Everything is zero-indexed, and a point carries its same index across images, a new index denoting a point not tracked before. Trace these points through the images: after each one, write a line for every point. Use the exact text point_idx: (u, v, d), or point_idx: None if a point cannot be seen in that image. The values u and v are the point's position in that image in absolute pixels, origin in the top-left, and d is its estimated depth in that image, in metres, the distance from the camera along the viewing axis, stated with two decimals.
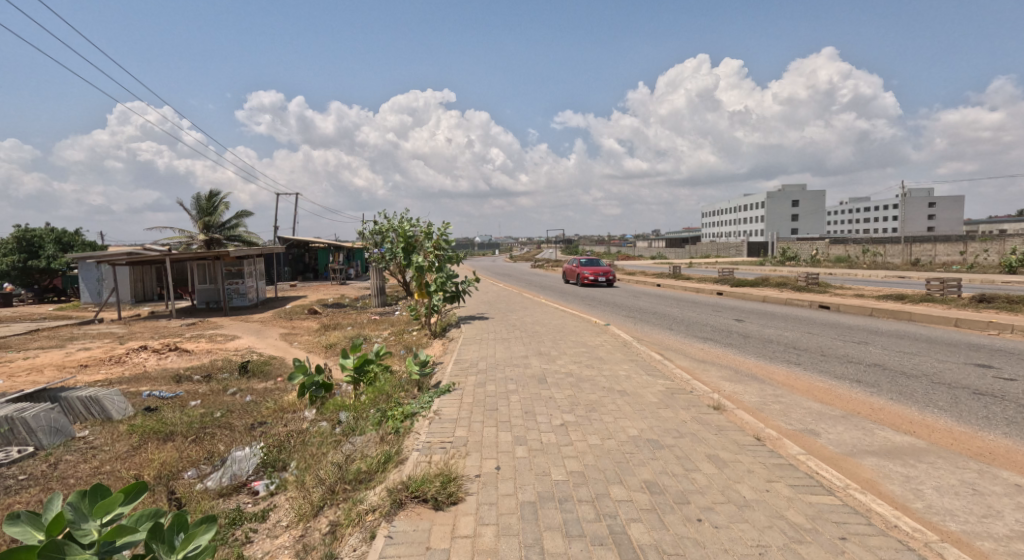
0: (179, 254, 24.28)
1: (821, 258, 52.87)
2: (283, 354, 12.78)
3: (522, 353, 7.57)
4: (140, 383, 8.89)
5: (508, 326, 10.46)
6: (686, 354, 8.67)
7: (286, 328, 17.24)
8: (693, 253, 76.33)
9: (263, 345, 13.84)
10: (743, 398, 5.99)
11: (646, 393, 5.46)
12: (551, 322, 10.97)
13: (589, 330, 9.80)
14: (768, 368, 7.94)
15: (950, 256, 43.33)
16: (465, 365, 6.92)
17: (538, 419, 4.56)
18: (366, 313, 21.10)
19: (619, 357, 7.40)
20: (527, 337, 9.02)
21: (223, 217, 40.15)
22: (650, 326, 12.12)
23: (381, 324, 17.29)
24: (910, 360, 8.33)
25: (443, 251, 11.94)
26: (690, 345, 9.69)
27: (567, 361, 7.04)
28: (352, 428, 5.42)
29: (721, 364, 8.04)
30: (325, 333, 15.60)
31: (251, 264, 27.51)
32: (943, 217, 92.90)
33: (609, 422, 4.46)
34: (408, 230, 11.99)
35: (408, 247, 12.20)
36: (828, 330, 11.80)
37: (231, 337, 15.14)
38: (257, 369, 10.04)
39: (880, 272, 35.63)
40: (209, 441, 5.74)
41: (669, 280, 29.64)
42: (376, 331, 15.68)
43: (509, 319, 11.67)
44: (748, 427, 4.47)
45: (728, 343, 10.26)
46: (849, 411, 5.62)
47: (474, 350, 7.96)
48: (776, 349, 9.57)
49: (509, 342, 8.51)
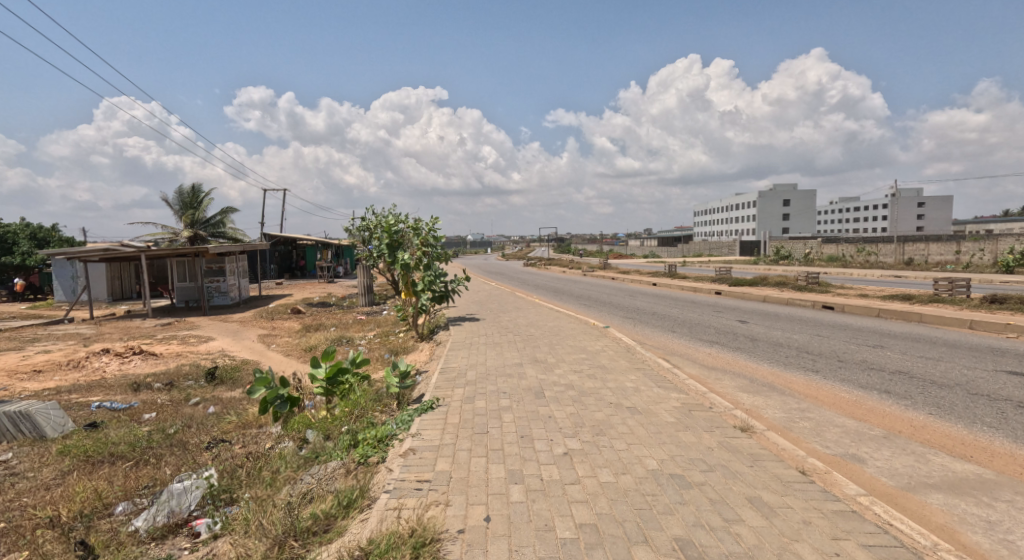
0: (156, 251, 23.28)
1: (814, 258, 52.56)
2: (259, 357, 11.93)
3: (516, 361, 6.79)
4: (92, 392, 8.03)
5: (500, 329, 9.67)
6: (694, 361, 7.95)
7: (266, 329, 16.37)
8: (685, 252, 75.93)
9: (238, 348, 12.98)
10: (767, 414, 5.27)
11: (660, 411, 4.72)
12: (546, 324, 10.20)
13: (588, 334, 9.06)
14: (785, 377, 7.22)
15: (942, 256, 43.11)
16: (452, 376, 6.14)
17: (537, 446, 3.81)
18: (352, 312, 20.26)
19: (623, 366, 6.66)
20: (521, 341, 8.25)
21: (207, 213, 39.14)
22: (650, 328, 11.42)
23: (367, 324, 16.47)
24: (936, 367, 7.68)
25: (431, 249, 10.99)
26: (696, 349, 8.97)
27: (566, 370, 6.29)
28: (318, 453, 4.63)
29: (733, 371, 7.33)
30: (307, 334, 14.76)
31: (233, 261, 26.50)
32: (933, 217, 93.29)
33: (623, 451, 3.71)
34: (391, 227, 10.99)
35: (391, 245, 11.19)
36: (839, 333, 11.11)
37: (205, 338, 14.25)
38: (226, 376, 9.21)
39: (874, 271, 35.27)
40: (153, 468, 4.94)
41: (665, 279, 29.02)
42: (360, 332, 14.86)
43: (501, 321, 10.87)
44: (787, 456, 3.74)
45: (736, 347, 9.53)
46: (889, 429, 4.92)
47: (462, 357, 7.18)
48: (789, 354, 8.87)
49: (501, 347, 7.75)
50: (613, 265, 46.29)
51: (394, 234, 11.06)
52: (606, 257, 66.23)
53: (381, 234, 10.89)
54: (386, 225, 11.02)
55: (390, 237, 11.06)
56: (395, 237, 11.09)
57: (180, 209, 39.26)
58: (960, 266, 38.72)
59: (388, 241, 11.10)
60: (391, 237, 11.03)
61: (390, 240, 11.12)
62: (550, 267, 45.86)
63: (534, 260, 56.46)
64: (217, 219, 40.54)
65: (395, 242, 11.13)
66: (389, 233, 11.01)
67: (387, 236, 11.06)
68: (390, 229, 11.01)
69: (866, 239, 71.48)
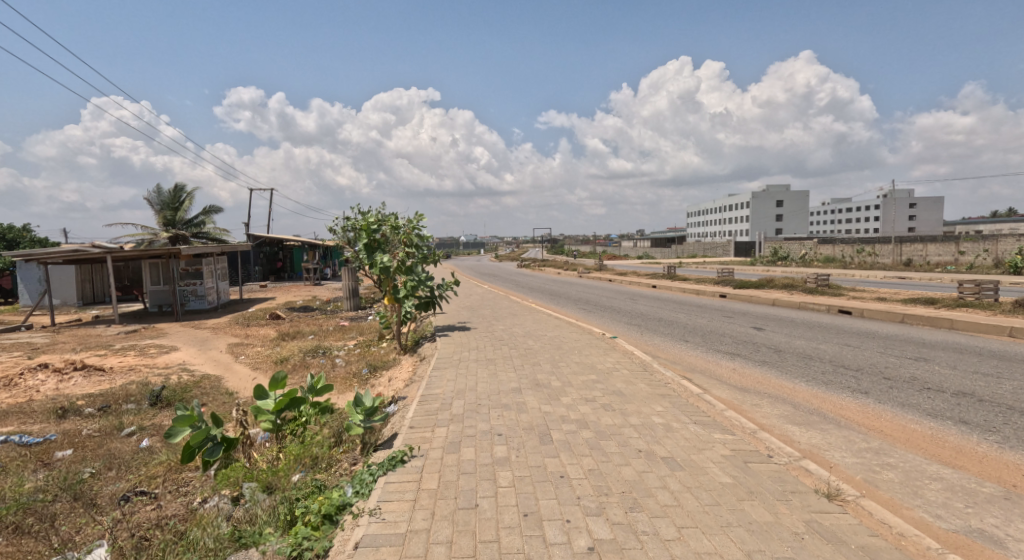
0: (126, 253, 21.82)
1: (811, 259, 51.80)
2: (223, 371, 10.62)
3: (512, 386, 5.55)
4: (7, 421, 6.75)
5: (493, 342, 8.43)
6: (722, 381, 6.82)
7: (238, 337, 15.05)
8: (680, 253, 75.19)
9: (201, 360, 11.65)
10: (837, 459, 4.11)
11: (709, 464, 3.56)
12: (544, 335, 8.97)
13: (594, 347, 7.88)
14: (831, 400, 6.11)
15: (941, 256, 42.38)
16: (433, 407, 4.93)
17: (548, 536, 2.68)
18: (336, 318, 19.00)
19: (643, 391, 5.46)
20: (518, 359, 7.03)
21: (188, 214, 37.59)
22: (660, 337, 10.30)
23: (349, 331, 15.20)
24: (1003, 386, 6.58)
25: (415, 250, 9.70)
26: (718, 366, 7.85)
27: (575, 399, 5.08)
28: (242, 525, 3.41)
29: (770, 395, 6.20)
30: (281, 343, 13.50)
31: (209, 264, 25.06)
32: (925, 218, 93.15)
33: (675, 545, 2.57)
34: (370, 224, 9.50)
35: (369, 245, 9.70)
36: (869, 342, 10.03)
37: (167, 349, 12.89)
38: (174, 398, 7.92)
39: (876, 273, 34.35)
40: (30, 544, 3.71)
41: (665, 281, 27.98)
42: (340, 341, 13.58)
43: (494, 331, 9.64)
44: (915, 550, 2.60)
45: (761, 361, 8.44)
46: (1001, 482, 3.79)
47: (447, 380, 5.95)
48: (825, 370, 7.76)
49: (495, 367, 6.51)
50: (608, 266, 45.12)
51: (374, 232, 9.58)
52: (600, 258, 65.05)
53: (358, 232, 9.39)
54: (365, 222, 9.53)
55: (369, 237, 9.56)
56: (375, 236, 9.60)
57: (158, 209, 37.65)
58: (960, 267, 37.93)
59: (366, 241, 9.61)
60: (371, 236, 9.53)
61: (369, 240, 9.63)
62: (544, 269, 44.55)
63: (527, 261, 55.22)
64: (198, 220, 39.01)
65: (374, 242, 9.65)
66: (368, 232, 9.52)
67: (365, 235, 9.55)
68: (368, 227, 9.52)
69: (861, 238, 70.97)
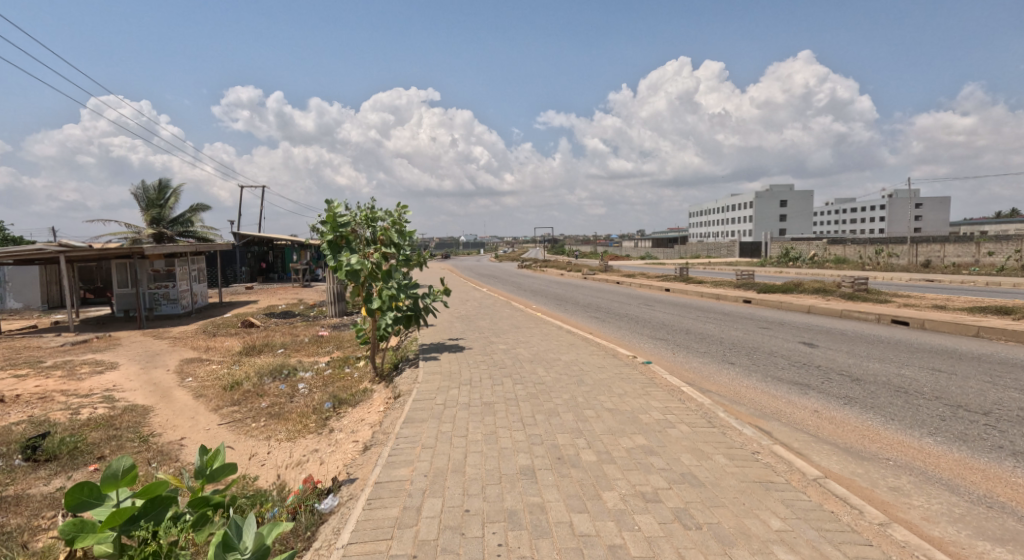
0: (86, 253, 19.73)
1: (822, 259, 50.03)
2: (157, 399, 8.56)
3: (519, 467, 3.54)
4: None
5: (491, 372, 6.40)
6: (818, 438, 4.78)
7: (196, 351, 13.02)
8: (683, 253, 73.34)
9: (137, 383, 9.58)
10: None
11: None
12: (558, 362, 6.96)
13: (629, 383, 5.88)
14: (997, 476, 4.05)
15: (960, 257, 40.72)
16: (390, 519, 2.93)
17: None
18: (316, 325, 16.98)
19: (730, 474, 3.44)
20: (526, 405, 4.98)
21: (172, 211, 35.64)
22: (699, 361, 8.29)
23: (326, 343, 13.19)
24: None
25: (395, 250, 7.59)
26: (795, 408, 5.81)
27: (627, 499, 3.08)
28: None
29: (902, 466, 4.17)
30: (242, 360, 11.51)
31: (183, 264, 23.00)
32: (932, 218, 91.65)
33: None
34: (337, 215, 7.28)
35: (334, 243, 7.44)
36: (963, 366, 7.98)
37: (103, 367, 10.80)
38: (61, 448, 5.87)
39: (897, 275, 32.55)
40: None
41: (678, 283, 25.97)
42: (312, 357, 11.56)
43: (493, 354, 7.60)
44: None
45: (843, 396, 6.39)
46: None
47: (423, 449, 3.93)
48: (938, 411, 5.70)
49: (494, 422, 4.47)
50: (612, 267, 43.11)
51: (342, 226, 7.35)
52: (601, 257, 62.87)
53: (320, 223, 7.16)
54: (329, 212, 7.30)
55: (336, 231, 7.33)
56: (343, 232, 7.37)
57: (143, 206, 35.63)
58: (984, 269, 35.88)
59: (331, 238, 7.35)
60: (337, 231, 7.30)
61: (335, 237, 7.38)
62: (547, 270, 42.71)
63: (526, 261, 53.21)
64: (186, 218, 37.02)
65: (341, 239, 7.40)
66: (334, 226, 7.28)
67: (329, 228, 7.30)
68: (334, 218, 7.29)
69: (871, 237, 69.05)
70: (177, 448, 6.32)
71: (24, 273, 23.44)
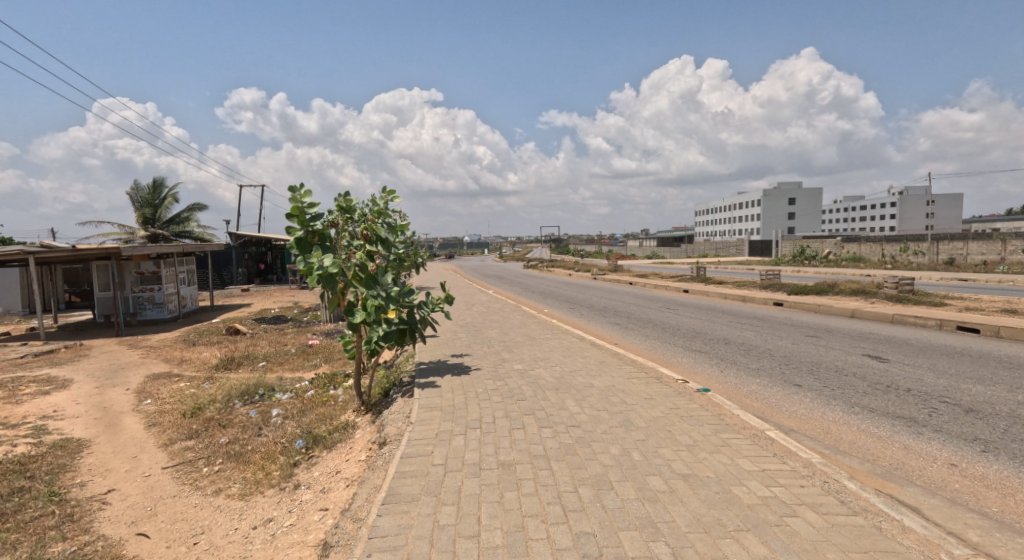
0: (63, 255, 18.33)
1: (837, 257, 48.43)
2: (99, 431, 7.06)
3: None
4: None
5: (507, 407, 4.89)
6: (993, 520, 3.27)
7: (167, 364, 11.56)
8: (690, 253, 71.64)
9: (83, 407, 8.06)
10: None
11: None
12: (591, 392, 5.44)
13: (695, 427, 4.37)
14: None
15: (983, 255, 39.01)
16: None
17: None
18: (306, 332, 15.50)
19: None
20: (563, 471, 3.49)
21: (168, 211, 34.35)
22: (758, 385, 6.75)
23: (313, 355, 11.71)
24: None
25: (381, 247, 6.11)
26: (925, 461, 4.25)
27: None
28: None
29: None
30: (216, 376, 10.05)
31: (170, 266, 21.59)
32: (945, 215, 89.83)
33: None
34: (305, 206, 5.76)
35: (304, 241, 5.90)
36: None
37: (54, 386, 9.35)
38: None
39: (923, 273, 30.86)
40: None
41: (695, 283, 24.43)
42: (295, 373, 10.07)
43: (507, 378, 6.09)
44: None
45: (973, 438, 4.83)
46: None
47: None
48: None
49: (520, 509, 3.00)
50: (623, 268, 41.44)
51: (313, 219, 5.83)
52: (608, 258, 61.36)
53: (284, 216, 5.64)
54: (296, 203, 5.76)
55: (305, 226, 5.80)
56: (315, 227, 5.85)
57: (137, 206, 34.25)
58: (1015, 267, 33.93)
59: (300, 234, 5.82)
60: (307, 225, 5.77)
61: (305, 233, 5.85)
62: (553, 269, 41.26)
63: (531, 260, 51.57)
64: (182, 217, 35.74)
65: (313, 236, 5.88)
66: (302, 220, 5.76)
67: (297, 222, 5.77)
68: (302, 211, 5.76)
69: (882, 236, 67.38)
70: (96, 509, 4.82)
71: (3, 276, 22.07)
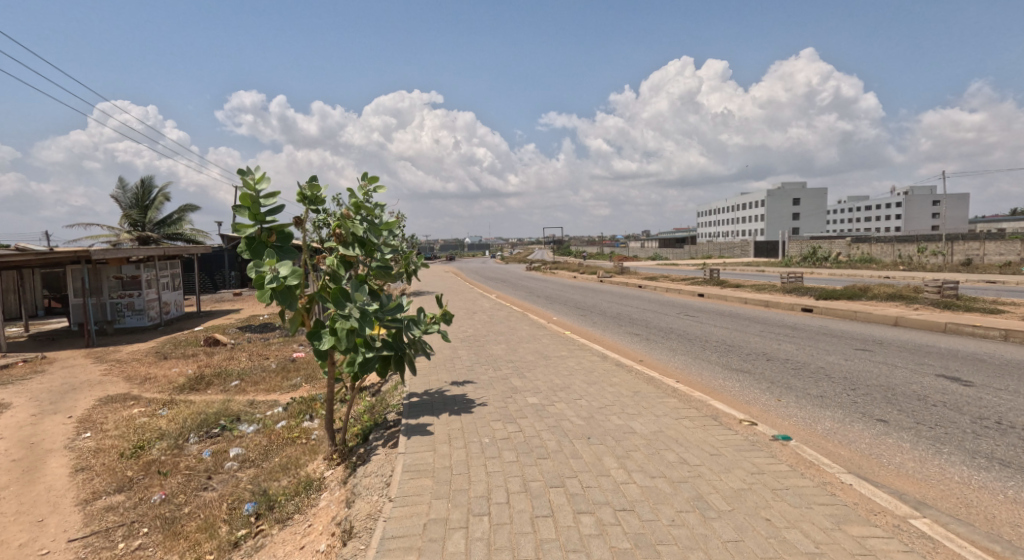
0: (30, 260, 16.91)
1: (846, 259, 46.99)
2: (10, 481, 5.64)
3: None
4: None
5: (525, 475, 3.47)
6: None
7: (126, 384, 10.13)
8: (693, 254, 70.23)
9: (5, 444, 6.65)
10: None
11: None
12: (636, 446, 4.02)
13: (806, 514, 2.98)
14: None
15: (1001, 255, 37.51)
16: None
17: None
18: (291, 343, 14.07)
19: None
20: None
21: (158, 212, 32.92)
22: (834, 424, 5.35)
23: (293, 372, 10.29)
24: None
25: (360, 251, 4.76)
26: None
27: None
28: None
29: None
30: (176, 400, 8.63)
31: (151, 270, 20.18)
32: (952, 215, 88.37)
33: None
34: (259, 195, 4.35)
35: (258, 242, 4.50)
36: None
37: None
38: None
39: (942, 275, 29.34)
40: None
41: (710, 286, 23.01)
42: (269, 396, 8.65)
43: (520, 418, 4.70)
44: None
45: None
46: None
47: None
48: None
49: None
50: (627, 270, 39.87)
51: (270, 213, 4.44)
52: (611, 260, 60.02)
53: (230, 207, 4.23)
54: (247, 190, 4.34)
55: (260, 222, 4.41)
56: (271, 223, 4.45)
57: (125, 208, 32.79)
58: None
59: (252, 232, 4.42)
60: (261, 221, 4.37)
61: (259, 231, 4.45)
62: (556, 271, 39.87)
63: (532, 263, 50.07)
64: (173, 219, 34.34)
65: (269, 235, 4.48)
66: (254, 213, 4.35)
67: (247, 215, 4.36)
68: (254, 201, 4.35)
69: (888, 237, 65.75)
70: None
71: None
